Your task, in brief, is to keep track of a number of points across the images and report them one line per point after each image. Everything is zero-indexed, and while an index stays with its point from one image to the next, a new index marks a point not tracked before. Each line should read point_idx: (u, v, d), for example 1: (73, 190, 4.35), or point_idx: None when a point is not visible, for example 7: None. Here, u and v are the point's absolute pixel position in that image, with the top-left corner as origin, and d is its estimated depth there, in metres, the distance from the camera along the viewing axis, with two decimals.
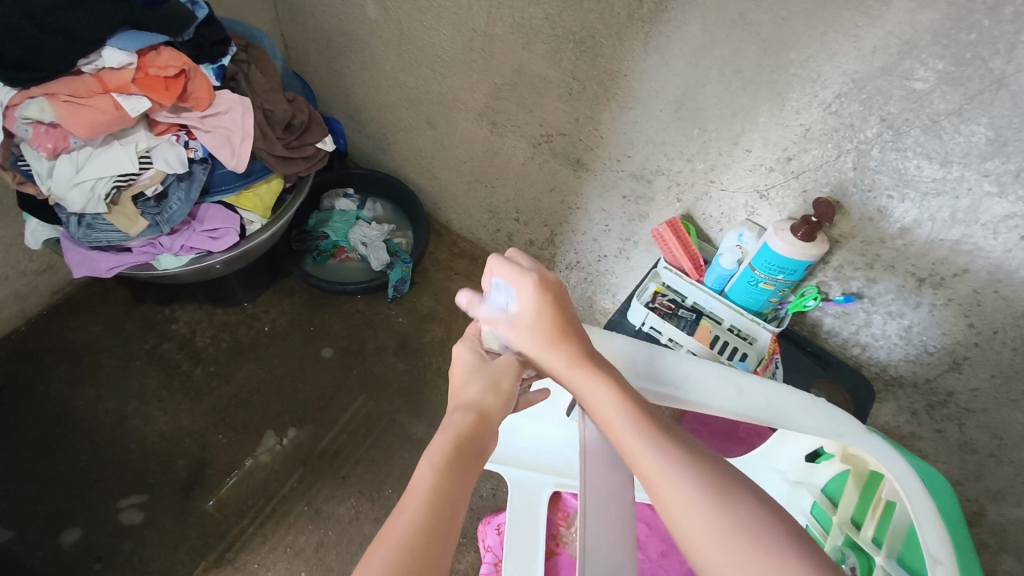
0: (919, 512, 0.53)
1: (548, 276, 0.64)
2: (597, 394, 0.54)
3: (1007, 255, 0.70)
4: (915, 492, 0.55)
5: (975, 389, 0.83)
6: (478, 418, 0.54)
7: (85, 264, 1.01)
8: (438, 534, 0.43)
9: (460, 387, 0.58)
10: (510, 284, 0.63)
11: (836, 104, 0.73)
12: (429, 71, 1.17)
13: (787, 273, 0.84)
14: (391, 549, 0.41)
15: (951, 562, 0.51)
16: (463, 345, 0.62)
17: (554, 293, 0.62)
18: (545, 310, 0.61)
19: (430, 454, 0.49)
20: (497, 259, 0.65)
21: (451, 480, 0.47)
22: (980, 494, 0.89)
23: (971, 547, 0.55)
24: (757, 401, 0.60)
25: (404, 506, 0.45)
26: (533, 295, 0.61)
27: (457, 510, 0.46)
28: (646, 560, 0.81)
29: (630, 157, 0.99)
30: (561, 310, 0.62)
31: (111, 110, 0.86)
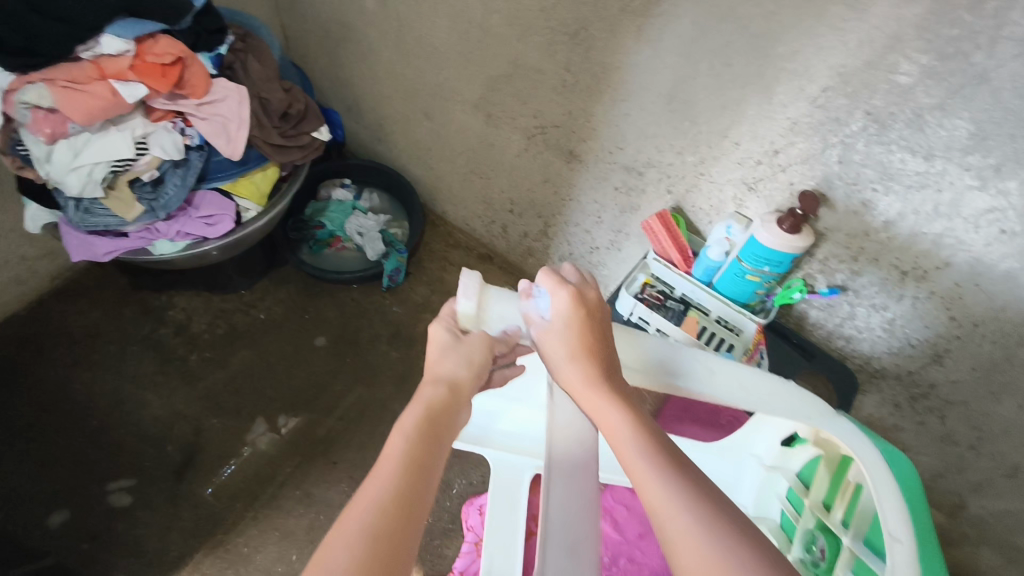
0: (882, 494, 0.55)
1: (590, 292, 0.57)
2: (608, 416, 0.51)
3: (987, 249, 0.72)
4: (879, 474, 0.56)
5: (957, 381, 0.85)
6: (450, 393, 0.53)
7: (82, 248, 1.02)
8: (411, 496, 0.45)
9: (435, 361, 0.56)
10: (549, 295, 0.56)
11: (822, 98, 0.74)
12: (426, 62, 1.18)
13: (773, 265, 0.85)
14: (367, 507, 0.43)
15: (910, 541, 0.52)
16: (441, 322, 0.58)
17: (592, 313, 0.56)
18: (582, 328, 0.55)
19: (402, 425, 0.50)
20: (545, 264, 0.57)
21: (423, 452, 0.48)
22: (962, 487, 0.94)
23: (932, 531, 0.57)
24: (732, 383, 0.61)
25: (377, 472, 0.46)
26: (570, 313, 0.55)
27: (431, 479, 0.47)
28: (623, 543, 0.82)
29: (622, 149, 1.00)
30: (604, 333, 0.56)
31: (108, 95, 0.87)
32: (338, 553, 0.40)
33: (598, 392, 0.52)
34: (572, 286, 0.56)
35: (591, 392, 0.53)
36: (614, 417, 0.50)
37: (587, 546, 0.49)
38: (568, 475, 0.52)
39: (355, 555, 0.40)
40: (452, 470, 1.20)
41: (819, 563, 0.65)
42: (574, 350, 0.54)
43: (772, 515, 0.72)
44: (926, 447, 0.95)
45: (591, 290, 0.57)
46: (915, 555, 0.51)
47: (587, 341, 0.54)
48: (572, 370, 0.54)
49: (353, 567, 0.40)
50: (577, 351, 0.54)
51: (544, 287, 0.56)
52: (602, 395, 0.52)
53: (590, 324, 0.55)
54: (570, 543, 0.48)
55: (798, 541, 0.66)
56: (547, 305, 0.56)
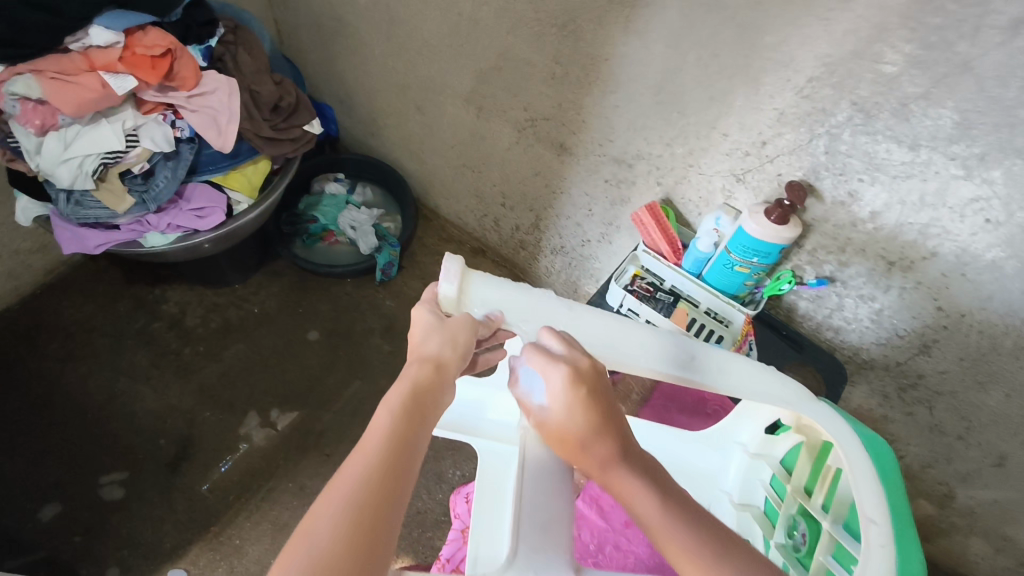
0: (859, 478, 0.57)
1: (583, 362, 0.53)
2: (639, 499, 0.50)
3: (973, 239, 0.72)
4: (858, 460, 0.58)
5: (944, 371, 0.85)
6: (435, 372, 0.52)
7: (73, 241, 1.02)
8: (392, 472, 0.45)
9: (419, 343, 0.54)
10: (543, 378, 0.52)
11: (808, 89, 0.74)
12: (417, 56, 1.18)
13: (761, 256, 0.85)
14: (350, 484, 0.43)
15: (885, 523, 0.55)
16: (424, 303, 0.57)
17: (591, 386, 0.53)
18: (591, 410, 0.52)
19: (388, 402, 0.49)
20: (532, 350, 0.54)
21: (407, 430, 0.48)
22: (952, 478, 0.97)
23: (910, 513, 0.58)
24: (718, 366, 0.62)
25: (362, 449, 0.46)
26: (571, 398, 0.51)
27: (415, 457, 0.47)
28: (609, 531, 0.83)
29: (612, 141, 1.01)
30: (608, 402, 0.54)
31: (98, 87, 0.87)
32: (321, 526, 0.41)
33: (622, 475, 0.51)
34: (563, 361, 0.53)
35: (618, 476, 0.51)
36: (647, 499, 0.50)
37: (559, 524, 0.51)
38: (541, 464, 0.55)
39: (338, 527, 0.41)
40: (446, 462, 1.21)
41: (800, 547, 0.66)
42: (586, 438, 0.51)
43: (756, 503, 0.73)
44: (915, 437, 0.96)
45: (583, 357, 0.54)
46: (889, 536, 0.53)
47: (593, 422, 0.52)
48: (592, 457, 0.51)
49: (336, 539, 0.40)
50: (591, 435, 0.51)
51: (544, 380, 0.52)
52: (626, 478, 0.51)
53: (595, 404, 0.52)
54: (544, 521, 0.51)
55: (781, 526, 0.67)
56: (544, 391, 0.52)
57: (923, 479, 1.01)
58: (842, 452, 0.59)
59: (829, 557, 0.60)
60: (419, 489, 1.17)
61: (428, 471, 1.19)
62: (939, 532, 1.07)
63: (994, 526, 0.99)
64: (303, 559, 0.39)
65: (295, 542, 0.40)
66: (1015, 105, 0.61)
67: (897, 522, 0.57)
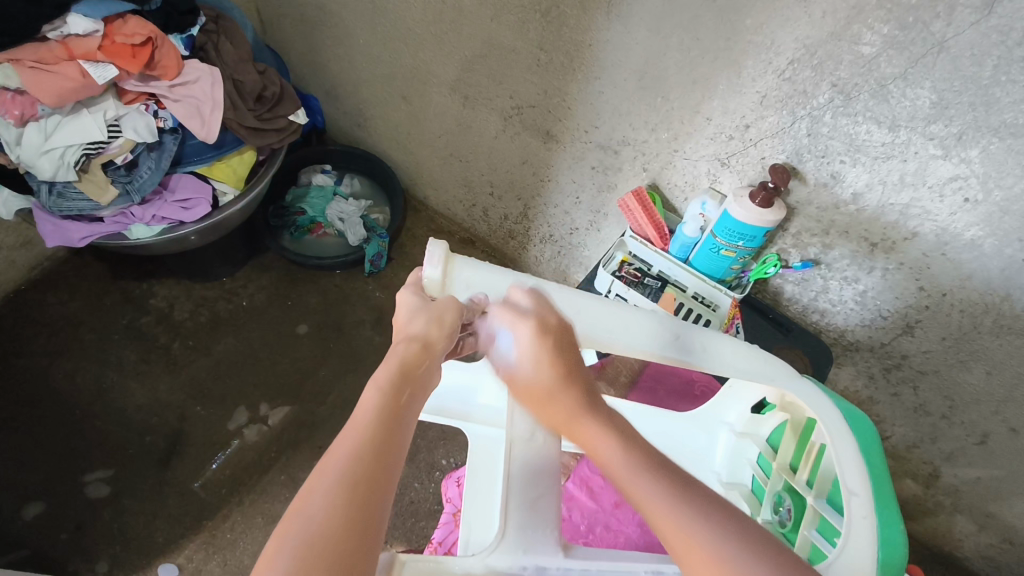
0: (841, 452, 0.59)
1: (553, 318, 0.55)
2: (604, 446, 0.51)
3: (952, 218, 0.73)
4: (839, 433, 0.59)
5: (928, 351, 0.86)
6: (422, 350, 0.52)
7: (57, 234, 1.01)
8: (386, 445, 0.45)
9: (405, 323, 0.55)
10: (510, 332, 0.54)
11: (789, 71, 0.74)
12: (401, 44, 1.18)
13: (747, 239, 0.85)
14: (344, 456, 0.43)
15: (865, 494, 0.56)
16: (407, 287, 0.57)
17: (557, 342, 0.54)
18: (558, 362, 0.53)
19: (376, 378, 0.49)
20: (496, 305, 0.55)
21: (396, 404, 0.48)
22: (935, 457, 0.98)
23: (890, 483, 0.59)
24: (715, 351, 0.63)
25: (353, 424, 0.46)
26: (539, 351, 0.53)
27: (406, 432, 0.48)
28: (599, 511, 0.84)
29: (598, 127, 1.01)
30: (573, 358, 0.55)
31: (78, 76, 0.87)
32: (317, 499, 0.41)
33: (587, 424, 0.52)
34: (531, 316, 0.54)
35: (587, 430, 0.52)
36: (612, 446, 0.50)
37: (546, 502, 0.53)
38: (530, 470, 0.54)
39: (334, 501, 0.41)
40: (437, 451, 1.21)
41: (785, 523, 0.67)
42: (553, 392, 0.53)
43: (744, 481, 0.74)
44: (900, 417, 0.97)
45: (551, 313, 0.55)
46: (870, 507, 0.55)
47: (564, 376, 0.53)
48: (559, 406, 0.53)
49: (335, 510, 0.40)
50: (557, 386, 0.53)
51: (511, 340, 0.54)
52: (593, 427, 0.52)
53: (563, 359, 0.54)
54: (532, 498, 0.53)
55: (767, 503, 0.69)
56: (512, 343, 0.54)
57: (909, 459, 1.02)
58: (823, 426, 0.60)
59: (813, 530, 0.61)
60: (410, 480, 1.18)
61: (420, 461, 1.20)
62: (926, 512, 1.09)
63: (978, 504, 1.00)
64: (301, 532, 0.39)
65: (291, 517, 0.40)
66: (990, 83, 0.62)
67: (878, 492, 0.58)
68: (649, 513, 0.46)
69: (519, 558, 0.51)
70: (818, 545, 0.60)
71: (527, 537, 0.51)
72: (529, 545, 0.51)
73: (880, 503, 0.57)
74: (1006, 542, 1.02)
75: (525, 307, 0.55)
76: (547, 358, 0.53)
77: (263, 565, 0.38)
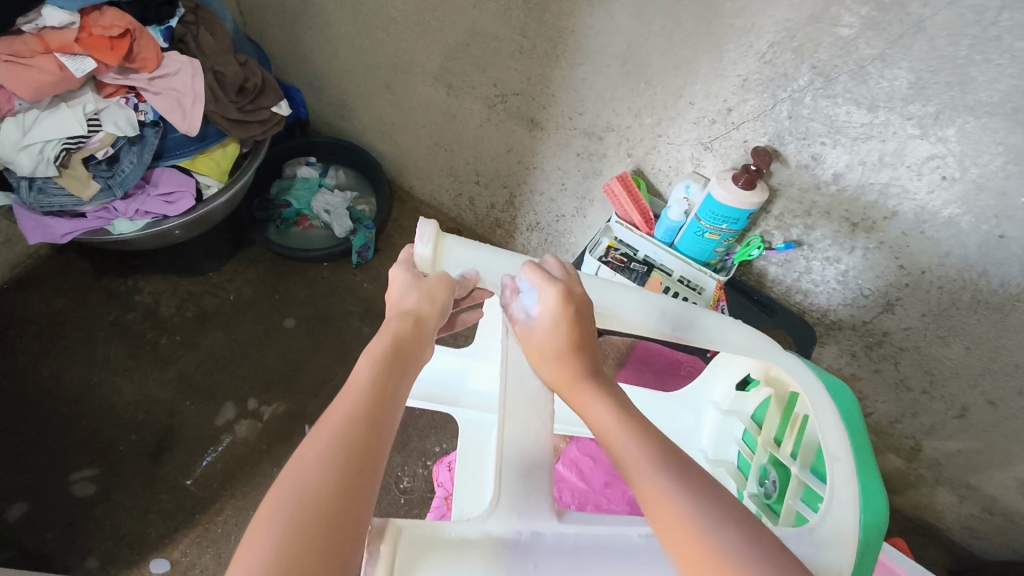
0: (823, 421, 0.60)
1: (576, 288, 0.57)
2: (598, 409, 0.51)
3: (930, 197, 0.74)
4: (821, 403, 0.61)
5: (908, 328, 0.88)
6: (415, 325, 0.53)
7: (38, 230, 0.99)
8: (377, 417, 0.46)
9: (397, 301, 0.55)
10: (536, 291, 0.56)
11: (770, 54, 0.75)
12: (383, 33, 1.17)
13: (730, 222, 0.87)
14: (338, 424, 0.44)
15: (848, 461, 0.58)
16: (400, 263, 0.57)
17: (580, 312, 0.56)
18: (574, 327, 0.55)
19: (369, 352, 0.50)
20: (528, 264, 0.57)
21: (389, 377, 0.48)
22: (916, 432, 1.01)
23: (871, 451, 0.61)
24: (710, 327, 0.64)
25: (346, 395, 0.46)
26: (560, 314, 0.55)
27: (396, 408, 0.48)
28: (589, 492, 0.85)
29: (582, 114, 1.01)
30: (587, 328, 0.56)
31: (55, 70, 0.86)
32: (310, 466, 0.41)
33: (588, 389, 0.53)
34: (559, 281, 0.56)
35: (585, 391, 0.53)
36: (608, 413, 0.51)
37: (539, 472, 0.53)
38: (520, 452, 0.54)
39: (326, 469, 0.41)
40: (429, 440, 1.22)
41: (771, 494, 0.69)
42: (561, 352, 0.54)
43: (729, 457, 0.77)
44: (882, 394, 1.00)
45: (576, 286, 0.57)
46: (852, 471, 0.57)
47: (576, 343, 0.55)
48: (565, 366, 0.54)
49: (329, 475, 0.41)
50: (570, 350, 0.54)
51: (534, 296, 0.56)
52: (589, 389, 0.53)
53: (580, 327, 0.55)
54: (528, 468, 0.53)
55: (753, 475, 0.71)
56: (536, 303, 0.56)
57: (891, 434, 1.05)
58: (808, 398, 0.62)
59: (798, 500, 0.62)
60: (403, 468, 1.19)
61: (412, 449, 1.21)
62: (908, 484, 1.12)
63: (959, 476, 1.03)
64: (295, 497, 0.40)
65: (284, 484, 0.41)
66: (965, 62, 0.63)
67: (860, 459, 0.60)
68: (636, 480, 0.46)
69: (514, 524, 0.50)
70: (802, 513, 0.62)
71: (523, 501, 0.51)
72: (524, 510, 0.51)
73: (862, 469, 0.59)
74: (986, 512, 1.05)
75: (555, 273, 0.57)
76: (565, 321, 0.55)
77: (255, 528, 0.39)
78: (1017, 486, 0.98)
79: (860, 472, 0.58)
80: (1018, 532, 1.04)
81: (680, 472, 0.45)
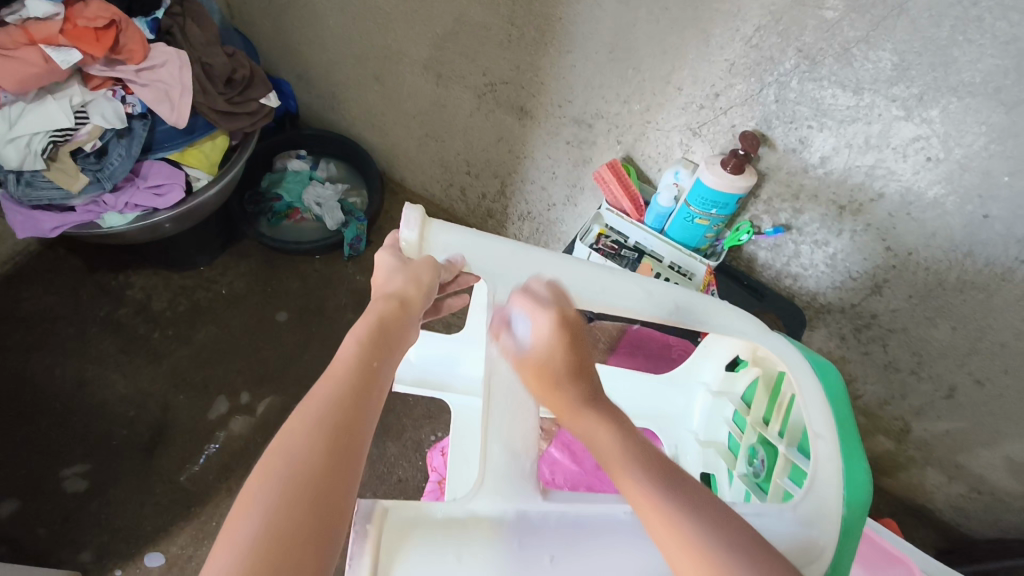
0: (808, 397, 0.62)
1: (570, 310, 0.54)
2: (601, 437, 0.48)
3: (916, 177, 0.75)
4: (806, 381, 0.62)
5: (896, 309, 0.89)
6: (400, 307, 0.52)
7: (27, 224, 0.99)
8: (362, 395, 0.46)
9: (384, 282, 0.55)
10: (528, 316, 0.53)
11: (756, 38, 0.76)
12: (371, 23, 1.16)
13: (720, 207, 0.87)
14: (323, 402, 0.44)
15: (831, 438, 0.59)
16: (385, 248, 0.57)
17: (576, 334, 0.53)
18: (570, 349, 0.52)
19: (354, 331, 0.50)
20: (520, 291, 0.55)
21: (374, 357, 0.49)
22: (906, 413, 1.02)
23: (855, 428, 0.62)
24: (699, 310, 0.65)
25: (330, 373, 0.47)
26: (553, 337, 0.52)
27: (382, 388, 0.48)
28: (580, 473, 0.86)
29: (571, 102, 1.01)
30: (582, 350, 0.53)
31: (41, 62, 0.86)
32: (297, 440, 0.42)
33: (588, 418, 0.50)
34: (552, 305, 0.54)
35: (584, 419, 0.50)
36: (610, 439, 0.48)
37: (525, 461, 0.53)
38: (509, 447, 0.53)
39: (313, 444, 0.42)
40: (424, 430, 1.23)
41: (759, 473, 0.70)
42: (557, 379, 0.51)
43: (720, 439, 0.79)
44: (872, 376, 1.01)
45: (570, 308, 0.55)
46: (834, 447, 0.58)
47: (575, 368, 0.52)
48: (562, 391, 0.51)
49: (315, 451, 0.41)
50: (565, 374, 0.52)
51: (527, 321, 0.53)
52: (590, 418, 0.50)
53: (576, 349, 0.53)
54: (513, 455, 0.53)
55: (742, 455, 0.72)
56: (528, 328, 0.53)
57: (882, 416, 1.06)
58: (794, 377, 0.63)
59: (785, 478, 0.63)
60: (399, 458, 1.19)
61: (407, 439, 1.21)
62: (898, 466, 1.13)
63: (948, 456, 1.04)
64: (282, 471, 0.40)
65: (271, 456, 0.41)
66: (949, 43, 0.64)
67: (845, 435, 0.60)
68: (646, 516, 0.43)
69: (499, 504, 0.51)
70: (789, 490, 0.63)
71: (506, 483, 0.52)
72: (508, 492, 0.51)
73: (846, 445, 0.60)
74: (975, 491, 1.07)
75: (547, 298, 0.55)
76: (560, 347, 0.52)
77: (242, 506, 0.39)
78: (1005, 465, 0.99)
79: (844, 447, 0.59)
80: (1006, 511, 1.05)
81: (662, 467, 0.46)
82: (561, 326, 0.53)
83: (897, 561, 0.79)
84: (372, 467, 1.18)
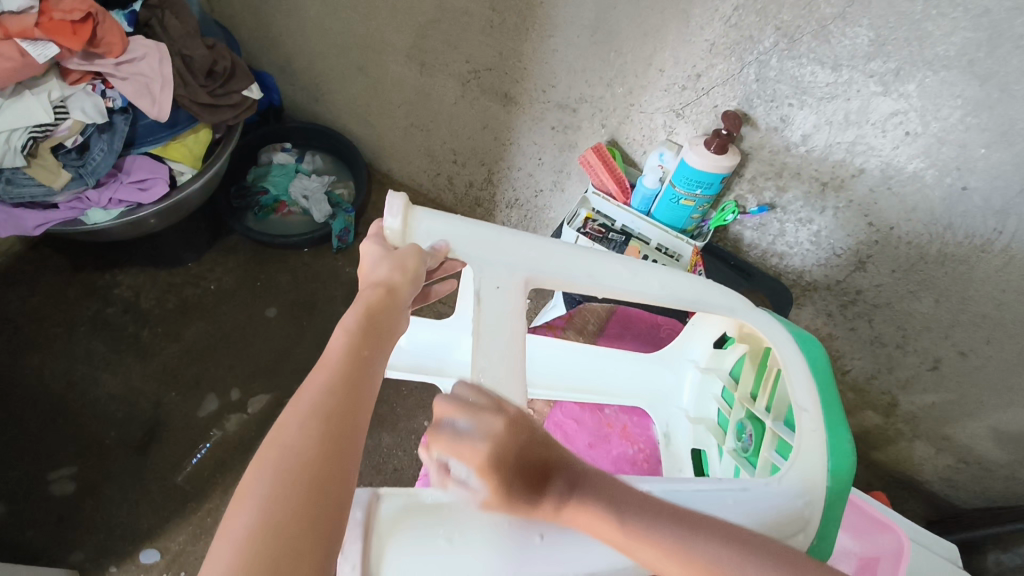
0: (792, 369, 0.63)
1: (496, 423, 0.46)
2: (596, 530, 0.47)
3: (895, 152, 0.76)
4: (790, 354, 0.64)
5: (880, 285, 0.90)
6: (386, 296, 0.52)
7: (9, 222, 0.98)
8: (352, 384, 0.46)
9: (369, 273, 0.55)
10: (461, 463, 0.46)
11: (735, 17, 0.76)
12: (353, 13, 1.16)
13: (705, 187, 0.87)
14: (316, 392, 0.44)
15: (814, 410, 0.60)
16: (370, 238, 0.58)
17: (514, 439, 0.46)
18: (517, 471, 0.46)
19: (344, 323, 0.50)
20: (434, 442, 0.46)
21: (363, 346, 0.49)
22: (893, 387, 1.04)
23: (839, 398, 0.63)
24: (687, 289, 0.66)
25: (322, 365, 0.47)
26: (496, 477, 0.46)
27: (374, 376, 0.49)
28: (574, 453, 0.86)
29: (554, 87, 1.02)
30: (524, 445, 0.47)
31: (16, 55, 0.84)
32: (291, 430, 0.42)
33: (573, 512, 0.47)
34: (474, 441, 0.45)
35: (574, 517, 0.47)
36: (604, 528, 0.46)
37: None
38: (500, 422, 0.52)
39: (306, 431, 0.42)
40: (418, 419, 1.23)
41: (748, 448, 0.71)
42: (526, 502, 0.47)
43: (710, 415, 0.80)
44: (858, 351, 1.02)
45: (496, 420, 0.46)
46: (818, 420, 0.60)
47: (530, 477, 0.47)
48: (540, 509, 0.47)
49: (309, 441, 0.42)
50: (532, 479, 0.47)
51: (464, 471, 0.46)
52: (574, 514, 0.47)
53: (522, 459, 0.46)
54: None
55: (731, 431, 0.74)
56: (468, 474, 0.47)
57: (869, 391, 1.08)
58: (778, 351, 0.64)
59: (772, 451, 0.65)
60: (395, 448, 1.20)
61: (401, 429, 1.22)
62: (888, 440, 1.15)
63: (935, 428, 1.06)
64: (277, 462, 0.41)
65: (266, 448, 0.41)
66: (922, 17, 0.65)
67: (826, 406, 0.62)
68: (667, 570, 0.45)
69: None
70: (776, 463, 0.64)
71: None
72: None
73: (829, 415, 0.61)
74: (961, 462, 1.08)
75: (464, 427, 0.46)
76: (503, 474, 0.46)
77: (240, 494, 0.40)
78: (991, 435, 1.01)
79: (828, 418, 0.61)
80: (993, 480, 1.07)
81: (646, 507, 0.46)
82: (491, 456, 0.45)
83: (884, 528, 0.81)
84: (368, 457, 1.18)
